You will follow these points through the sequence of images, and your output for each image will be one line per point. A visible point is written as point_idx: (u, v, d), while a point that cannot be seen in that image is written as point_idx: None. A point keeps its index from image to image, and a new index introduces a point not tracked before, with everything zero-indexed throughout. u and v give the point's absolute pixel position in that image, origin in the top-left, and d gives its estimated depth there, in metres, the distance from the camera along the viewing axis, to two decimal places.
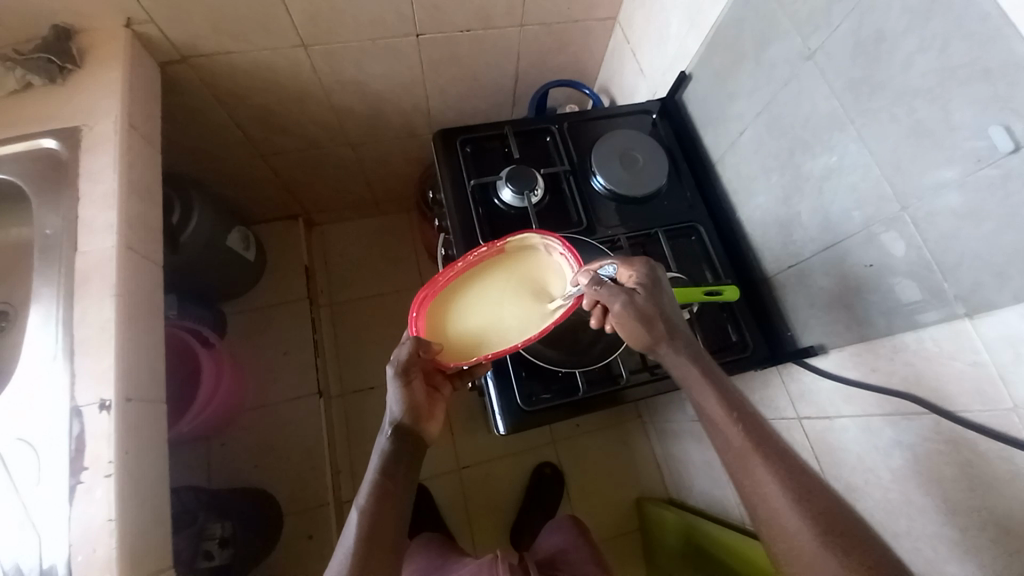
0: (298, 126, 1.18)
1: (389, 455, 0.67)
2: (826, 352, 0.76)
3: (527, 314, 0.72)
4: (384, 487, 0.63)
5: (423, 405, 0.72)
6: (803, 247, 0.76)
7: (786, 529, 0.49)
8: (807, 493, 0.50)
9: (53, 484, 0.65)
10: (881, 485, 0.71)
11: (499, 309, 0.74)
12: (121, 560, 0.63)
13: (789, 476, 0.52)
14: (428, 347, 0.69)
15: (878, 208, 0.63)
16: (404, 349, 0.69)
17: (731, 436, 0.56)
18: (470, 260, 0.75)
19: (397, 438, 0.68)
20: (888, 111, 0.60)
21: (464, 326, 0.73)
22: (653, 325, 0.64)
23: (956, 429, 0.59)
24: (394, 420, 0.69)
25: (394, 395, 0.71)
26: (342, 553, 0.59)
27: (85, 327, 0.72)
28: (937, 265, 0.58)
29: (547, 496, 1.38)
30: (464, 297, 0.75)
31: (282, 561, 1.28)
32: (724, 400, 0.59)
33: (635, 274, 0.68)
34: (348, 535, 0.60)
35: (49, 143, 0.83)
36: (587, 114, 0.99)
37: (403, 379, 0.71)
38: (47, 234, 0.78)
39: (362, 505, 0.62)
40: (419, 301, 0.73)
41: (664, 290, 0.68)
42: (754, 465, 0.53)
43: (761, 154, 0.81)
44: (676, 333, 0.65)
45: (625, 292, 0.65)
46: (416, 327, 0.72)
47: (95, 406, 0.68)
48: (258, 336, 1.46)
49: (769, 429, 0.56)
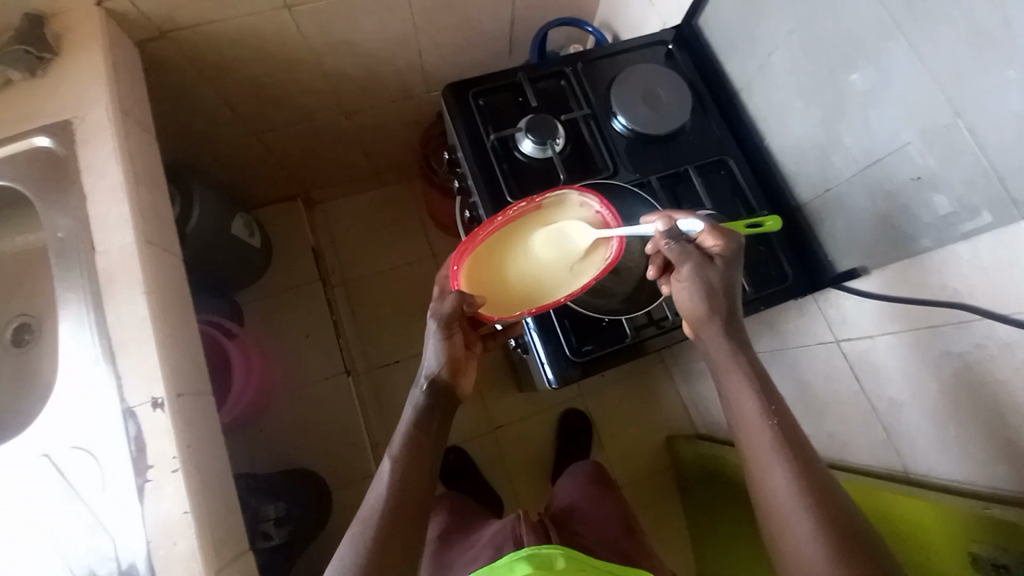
0: (290, 99, 1.11)
1: (422, 408, 0.69)
2: (869, 274, 0.76)
3: (567, 271, 0.73)
4: (417, 438, 0.66)
5: (461, 360, 0.72)
6: (843, 169, 0.75)
7: (794, 523, 0.55)
8: (814, 492, 0.56)
9: (123, 485, 0.65)
10: (926, 397, 0.73)
11: (538, 266, 0.73)
12: (204, 549, 0.64)
13: (801, 473, 0.58)
14: (473, 302, 0.68)
15: (929, 119, 0.61)
16: (450, 301, 0.68)
17: (758, 435, 0.62)
18: (512, 215, 0.74)
19: (432, 394, 0.70)
20: (941, 10, 0.57)
21: (503, 281, 0.73)
22: (714, 297, 0.68)
23: (1008, 333, 0.59)
24: (431, 375, 0.70)
25: (434, 348, 0.70)
26: (373, 497, 0.62)
27: (120, 328, 0.69)
28: (995, 172, 0.56)
29: (578, 440, 1.43)
30: (504, 251, 0.74)
31: (335, 534, 1.32)
32: (762, 399, 0.64)
33: (720, 244, 0.69)
34: (380, 485, 0.63)
35: (42, 141, 0.78)
36: (600, 51, 0.94)
37: (445, 331, 0.69)
38: (59, 236, 0.74)
39: (395, 454, 0.65)
40: (460, 253, 0.71)
41: (739, 265, 0.70)
42: (772, 461, 0.59)
43: (794, 74, 0.78)
44: (732, 309, 0.69)
45: (698, 259, 0.68)
46: (458, 281, 0.71)
47: (148, 405, 0.67)
48: (277, 322, 1.45)
49: (798, 431, 0.61)
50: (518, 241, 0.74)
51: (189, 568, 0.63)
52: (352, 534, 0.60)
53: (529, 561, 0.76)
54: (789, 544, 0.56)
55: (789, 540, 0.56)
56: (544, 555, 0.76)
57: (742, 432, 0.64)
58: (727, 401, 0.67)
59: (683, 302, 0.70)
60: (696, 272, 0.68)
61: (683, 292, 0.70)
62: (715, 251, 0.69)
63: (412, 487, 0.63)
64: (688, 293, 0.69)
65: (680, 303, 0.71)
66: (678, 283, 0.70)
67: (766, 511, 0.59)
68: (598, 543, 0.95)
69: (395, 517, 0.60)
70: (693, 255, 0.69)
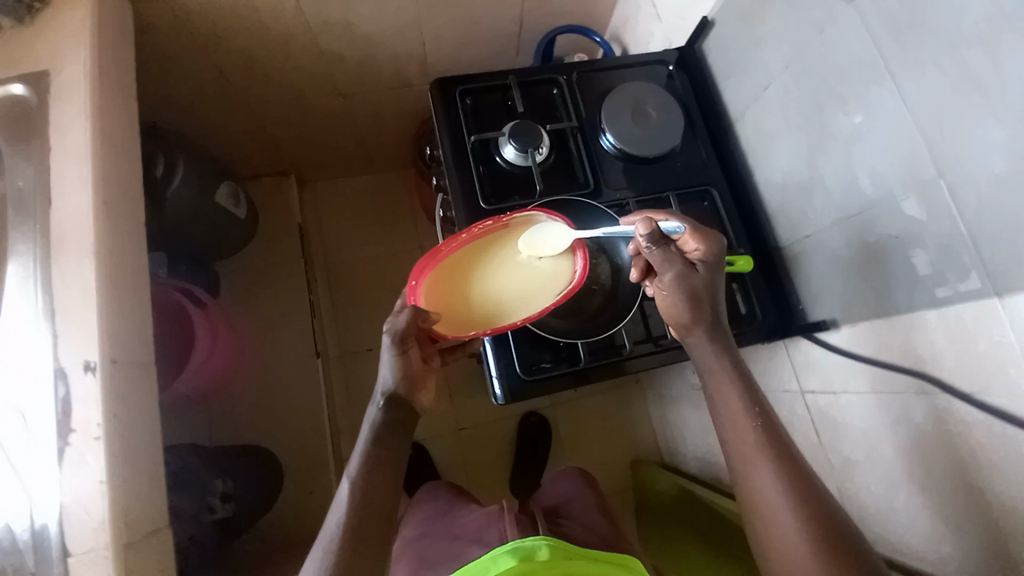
0: (284, 76, 1.10)
1: (382, 424, 0.68)
2: (839, 328, 0.73)
3: (530, 292, 0.70)
4: (378, 459, 0.66)
5: (418, 374, 0.70)
6: (824, 215, 0.73)
7: (782, 520, 0.57)
8: (799, 490, 0.57)
9: (42, 446, 0.64)
10: (883, 462, 0.70)
11: (502, 285, 0.70)
12: (116, 523, 0.63)
13: (787, 474, 0.58)
14: (427, 318, 0.66)
15: (911, 173, 0.59)
16: (404, 317, 0.65)
17: (746, 439, 0.61)
18: (477, 232, 0.71)
19: (390, 408, 0.69)
20: (931, 62, 0.54)
21: (464, 299, 0.70)
22: (698, 304, 0.66)
23: (969, 411, 0.57)
24: (387, 390, 0.69)
25: (388, 363, 0.68)
26: (334, 521, 0.62)
27: (63, 288, 0.68)
28: (970, 237, 0.53)
29: (538, 447, 1.40)
30: (468, 269, 0.71)
31: (283, 516, 1.31)
32: (745, 392, 0.64)
33: (700, 248, 0.68)
34: (341, 502, 0.63)
35: (15, 88, 0.76)
36: (599, 63, 0.92)
37: (400, 347, 0.67)
38: (19, 187, 0.74)
39: (355, 476, 0.64)
40: (419, 269, 0.69)
41: (721, 272, 0.69)
42: (759, 461, 0.60)
43: (787, 110, 0.76)
44: (715, 318, 0.67)
45: (682, 265, 0.66)
46: (416, 297, 0.68)
47: (80, 368, 0.65)
48: (255, 296, 1.44)
49: (784, 433, 0.61)
50: (482, 259, 0.71)
51: (97, 540, 0.62)
52: (321, 548, 0.60)
53: (513, 555, 0.69)
54: (778, 548, 0.57)
55: (776, 536, 0.57)
56: (528, 547, 0.70)
57: (727, 433, 0.63)
58: (711, 401, 0.66)
59: (666, 309, 0.69)
60: (680, 278, 0.66)
61: (666, 299, 0.68)
62: (696, 256, 0.68)
63: (370, 503, 0.63)
64: (672, 300, 0.67)
65: (663, 309, 0.69)
66: (661, 290, 0.68)
67: (752, 510, 0.59)
68: (582, 532, 0.91)
69: (359, 534, 0.60)
70: (677, 260, 0.67)
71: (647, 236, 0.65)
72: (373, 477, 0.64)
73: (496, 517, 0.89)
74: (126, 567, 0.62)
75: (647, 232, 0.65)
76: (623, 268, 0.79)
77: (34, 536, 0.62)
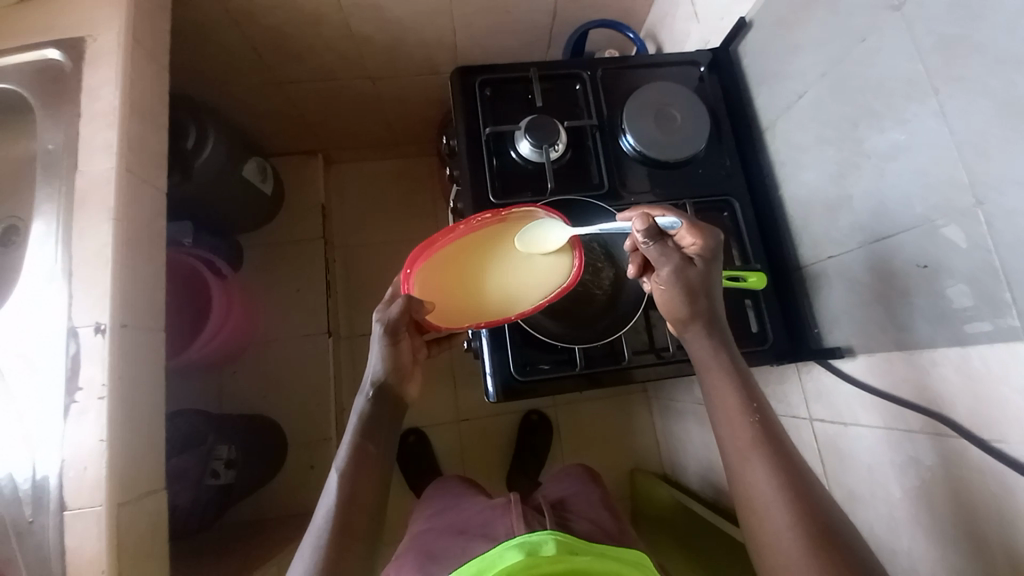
0: (314, 53, 1.10)
1: (365, 419, 0.65)
2: (853, 356, 0.70)
3: (524, 287, 0.69)
4: (361, 446, 0.62)
5: (407, 365, 0.69)
6: (847, 238, 0.69)
7: (774, 519, 0.52)
8: (792, 484, 0.53)
9: (51, 400, 0.67)
10: (889, 502, 0.66)
11: (497, 278, 0.69)
12: (111, 479, 0.65)
13: (782, 471, 0.54)
14: (421, 309, 0.65)
15: (945, 199, 0.55)
16: (397, 307, 0.64)
17: (741, 433, 0.57)
18: (474, 224, 0.70)
19: (377, 400, 0.66)
20: (983, 81, 0.50)
21: (458, 290, 0.68)
22: (695, 300, 0.65)
23: (985, 459, 0.53)
24: (376, 380, 0.67)
25: (378, 352, 0.67)
26: (323, 513, 0.58)
27: (81, 250, 0.71)
28: (1003, 273, 0.50)
29: (537, 445, 1.39)
30: (463, 261, 0.69)
31: (283, 487, 1.34)
32: (742, 387, 0.60)
33: (698, 242, 0.67)
34: (331, 490, 0.59)
35: (53, 54, 0.80)
36: (628, 61, 0.89)
37: (390, 337, 0.66)
38: (48, 149, 0.77)
39: (344, 462, 0.61)
40: (414, 258, 0.67)
41: (719, 269, 0.67)
42: (754, 456, 0.56)
43: (820, 123, 0.71)
44: (713, 314, 0.65)
45: (678, 259, 0.65)
46: (408, 286, 0.67)
47: (90, 329, 0.68)
48: (274, 270, 1.48)
49: (781, 431, 0.57)
50: (479, 252, 0.70)
51: (93, 494, 0.64)
52: (313, 537, 0.57)
53: (520, 549, 0.64)
54: (771, 551, 0.52)
55: (767, 532, 0.52)
56: (534, 540, 0.65)
57: (722, 427, 0.60)
58: (707, 396, 0.62)
59: (664, 304, 0.67)
60: (677, 273, 0.65)
61: (663, 294, 0.67)
62: (693, 251, 0.67)
63: (359, 495, 0.59)
64: (669, 296, 0.66)
65: (661, 304, 0.68)
66: (658, 285, 0.67)
67: (749, 510, 0.55)
68: (588, 526, 0.84)
69: (346, 528, 0.57)
70: (674, 254, 0.65)
71: (643, 230, 0.65)
72: (361, 470, 0.61)
73: (501, 512, 0.83)
74: (117, 525, 0.65)
75: (643, 226, 0.65)
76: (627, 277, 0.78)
77: (35, 489, 0.66)
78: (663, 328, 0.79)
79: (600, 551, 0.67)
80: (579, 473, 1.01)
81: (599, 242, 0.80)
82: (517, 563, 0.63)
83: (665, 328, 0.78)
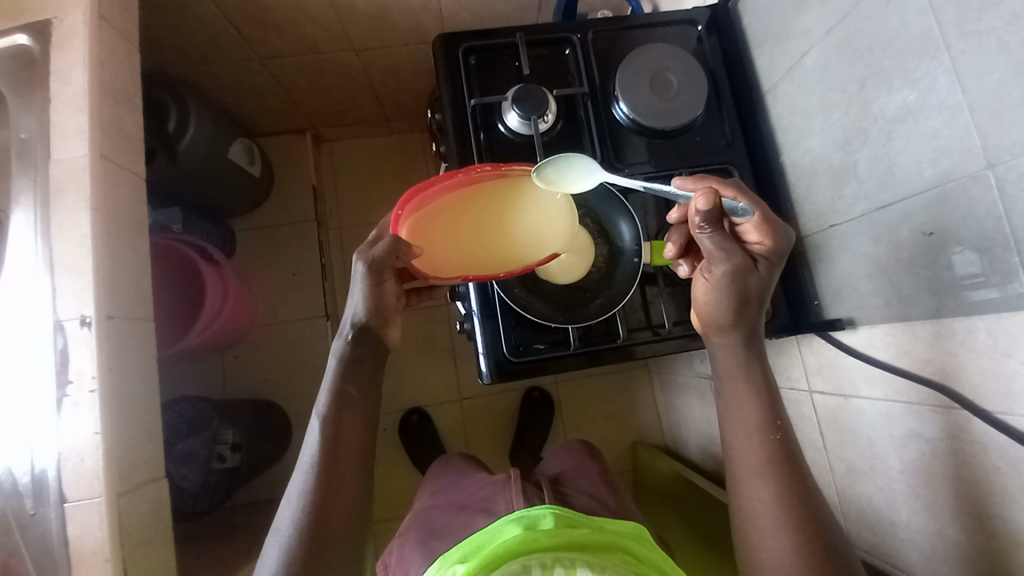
0: (295, 27, 1.05)
1: (348, 362, 0.63)
2: (855, 329, 0.68)
3: (518, 244, 0.67)
4: (350, 408, 0.61)
5: (391, 309, 0.66)
6: (852, 206, 0.66)
7: (770, 538, 0.55)
8: (797, 510, 0.55)
9: (41, 395, 0.66)
10: (887, 474, 0.66)
11: (491, 232, 0.66)
12: (106, 469, 0.66)
13: (786, 492, 0.56)
14: (408, 252, 0.61)
15: (956, 164, 0.52)
16: (383, 246, 0.60)
17: (752, 455, 0.59)
18: (475, 176, 0.65)
19: (361, 343, 0.64)
20: (997, 36, 0.47)
21: (451, 241, 0.66)
22: (746, 297, 0.61)
23: (988, 433, 0.52)
24: (357, 322, 0.63)
25: (360, 291, 0.63)
26: (308, 455, 0.59)
27: (61, 241, 0.69)
28: (1015, 241, 0.47)
29: (538, 421, 1.40)
30: (458, 212, 0.66)
31: (283, 466, 1.36)
32: (767, 408, 0.60)
33: (767, 242, 0.61)
34: (313, 449, 0.59)
35: (20, 38, 0.76)
36: (622, 22, 0.84)
37: (375, 277, 0.62)
38: (22, 137, 0.74)
39: (328, 418, 0.60)
40: (409, 197, 0.64)
41: (779, 270, 0.63)
42: (763, 477, 0.57)
43: (825, 83, 0.67)
44: (743, 303, 0.61)
45: (743, 261, 0.59)
46: (398, 227, 0.64)
47: (76, 321, 0.67)
48: (268, 253, 1.46)
49: (798, 454, 0.58)
50: (473, 206, 0.66)
51: (91, 485, 0.65)
52: (300, 481, 0.58)
53: (519, 523, 0.62)
54: (764, 566, 0.55)
55: (760, 549, 0.56)
56: (533, 514, 0.63)
57: (735, 441, 0.60)
58: (723, 409, 0.63)
59: (706, 303, 0.63)
60: (734, 276, 0.60)
61: (707, 289, 0.62)
62: (758, 250, 0.62)
63: (345, 462, 0.59)
64: (717, 295, 0.61)
65: (702, 301, 0.64)
66: (706, 280, 0.62)
67: (744, 522, 0.58)
68: (587, 500, 0.84)
69: (332, 482, 0.57)
70: (739, 254, 0.59)
71: (704, 211, 0.55)
72: (345, 424, 0.60)
73: (501, 487, 0.82)
74: (117, 512, 0.66)
75: (705, 208, 0.55)
76: (623, 252, 0.75)
77: (35, 480, 0.66)
78: (659, 304, 0.78)
79: (600, 524, 0.64)
80: (578, 448, 1.02)
81: (591, 218, 0.77)
82: (516, 535, 0.59)
83: (661, 304, 0.78)
